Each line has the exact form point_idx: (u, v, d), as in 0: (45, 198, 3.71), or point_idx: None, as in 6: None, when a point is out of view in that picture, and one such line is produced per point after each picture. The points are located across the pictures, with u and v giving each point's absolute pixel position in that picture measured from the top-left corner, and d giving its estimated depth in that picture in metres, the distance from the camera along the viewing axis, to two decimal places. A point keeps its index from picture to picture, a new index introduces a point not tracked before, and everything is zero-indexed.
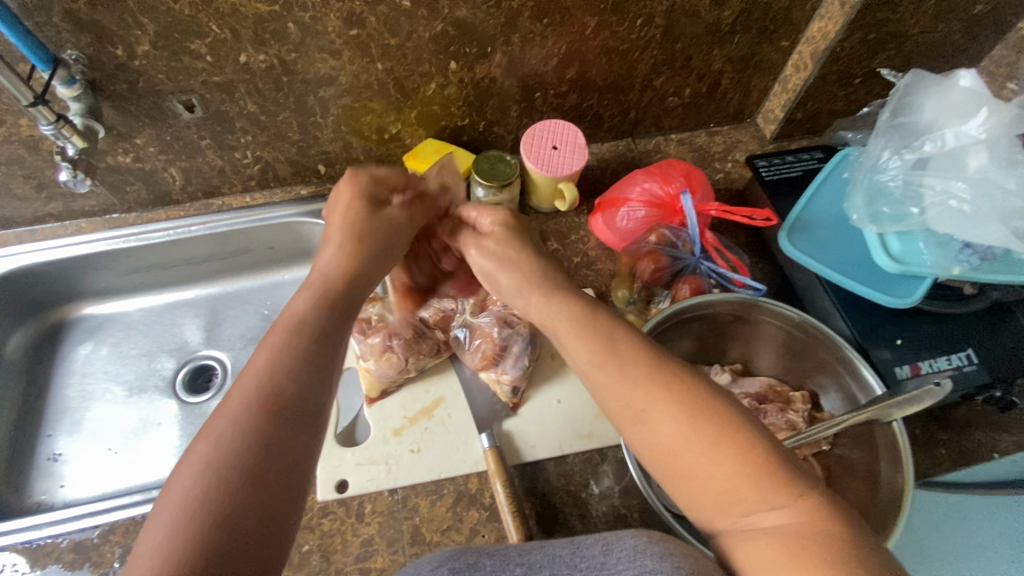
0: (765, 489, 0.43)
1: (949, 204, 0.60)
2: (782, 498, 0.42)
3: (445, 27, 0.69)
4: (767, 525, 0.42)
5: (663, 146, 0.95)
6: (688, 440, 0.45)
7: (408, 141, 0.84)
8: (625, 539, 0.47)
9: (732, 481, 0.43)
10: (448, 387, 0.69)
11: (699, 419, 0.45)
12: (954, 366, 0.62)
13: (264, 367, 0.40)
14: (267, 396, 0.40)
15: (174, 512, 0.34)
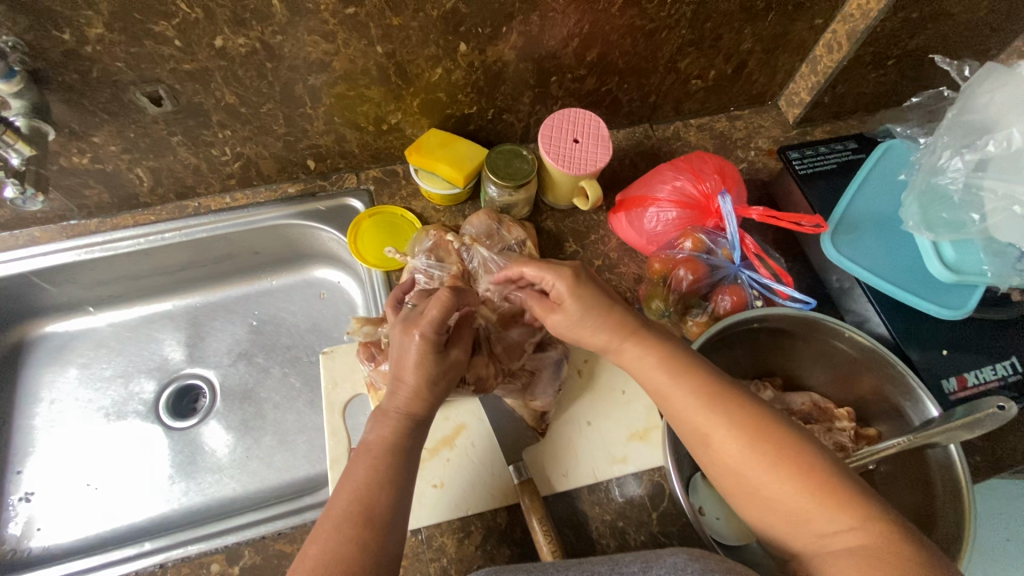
0: (833, 510, 0.42)
1: (1013, 211, 0.55)
2: (846, 516, 0.42)
3: (455, 4, 0.60)
4: (835, 547, 0.41)
5: (682, 133, 0.89)
6: (751, 462, 0.45)
7: (409, 131, 0.75)
8: (664, 556, 0.40)
9: (799, 504, 0.43)
10: (470, 413, 0.63)
11: (759, 441, 0.45)
12: (999, 375, 0.60)
13: (376, 458, 0.45)
14: (366, 511, 0.42)
15: (315, 557, 0.40)
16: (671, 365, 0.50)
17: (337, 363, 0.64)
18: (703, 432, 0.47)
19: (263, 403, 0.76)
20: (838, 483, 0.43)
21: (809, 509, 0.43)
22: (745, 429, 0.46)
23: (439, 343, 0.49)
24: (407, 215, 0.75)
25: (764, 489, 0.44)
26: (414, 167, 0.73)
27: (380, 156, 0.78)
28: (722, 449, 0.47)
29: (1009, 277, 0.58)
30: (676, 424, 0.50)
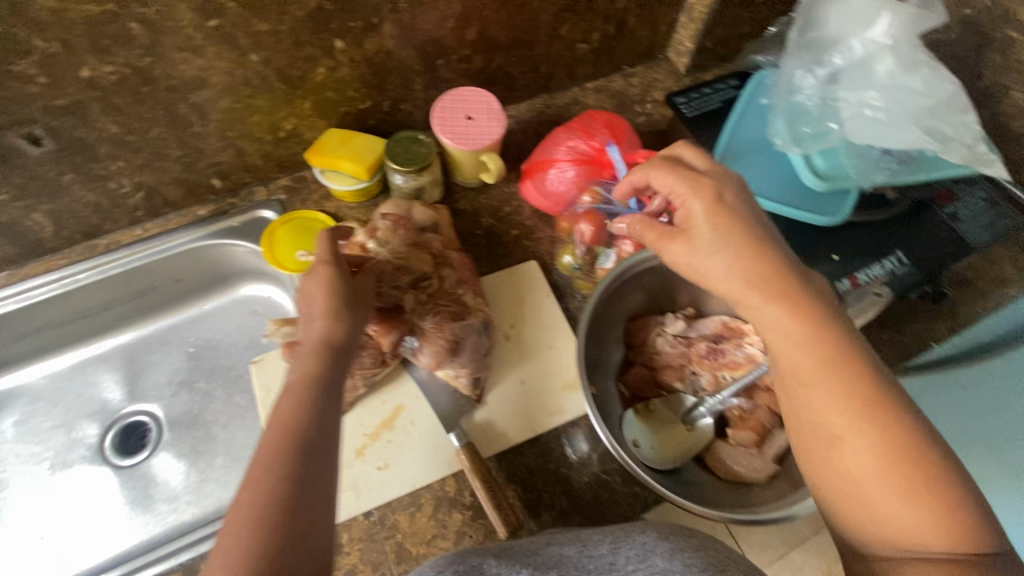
0: (925, 513, 0.38)
1: (864, 113, 0.61)
2: (934, 514, 0.38)
3: (319, 3, 0.61)
4: (901, 536, 0.38)
5: (581, 98, 0.92)
6: (838, 425, 0.41)
7: (309, 135, 0.76)
8: (634, 536, 0.42)
9: (884, 495, 0.39)
10: (406, 393, 0.64)
11: (857, 410, 0.41)
12: (888, 270, 0.64)
13: (299, 394, 0.47)
14: (294, 440, 0.43)
15: (247, 500, 0.40)
16: (771, 292, 0.45)
17: (268, 370, 0.65)
18: (832, 431, 0.42)
19: (210, 426, 0.77)
20: (946, 490, 0.39)
21: (903, 506, 0.39)
22: (856, 405, 0.41)
23: (338, 265, 0.55)
24: (319, 215, 0.76)
25: (852, 462, 0.40)
26: (317, 169, 0.74)
27: (285, 164, 0.78)
28: (845, 454, 0.41)
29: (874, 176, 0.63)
30: (802, 413, 0.43)
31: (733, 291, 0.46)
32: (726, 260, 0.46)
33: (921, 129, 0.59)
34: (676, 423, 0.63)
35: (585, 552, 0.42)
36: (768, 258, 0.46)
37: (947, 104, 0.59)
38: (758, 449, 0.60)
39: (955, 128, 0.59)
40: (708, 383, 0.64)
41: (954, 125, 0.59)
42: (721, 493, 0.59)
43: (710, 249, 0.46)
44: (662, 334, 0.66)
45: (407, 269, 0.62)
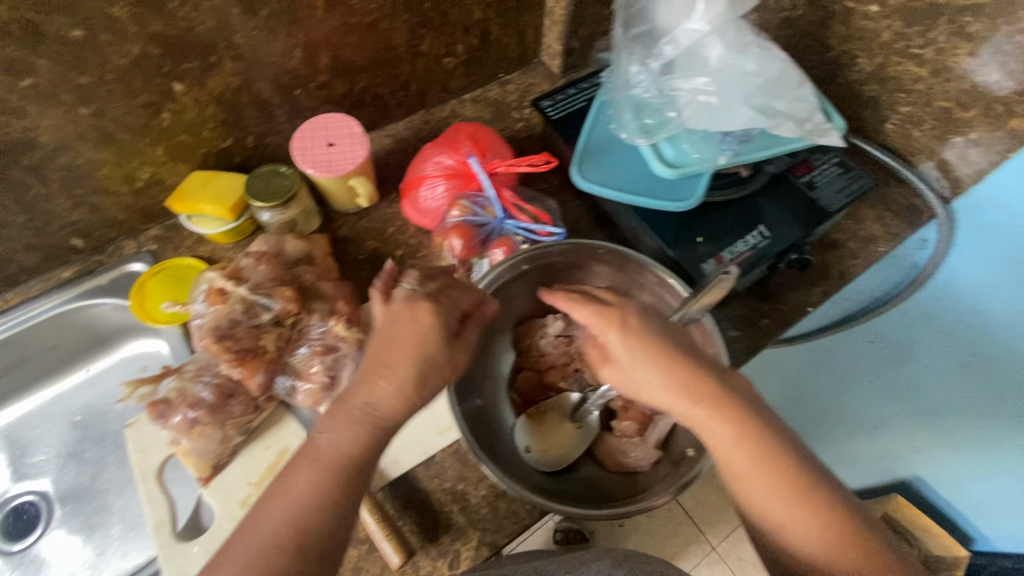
0: (822, 533, 0.47)
1: (699, 99, 0.65)
2: (825, 523, 0.48)
3: (144, 49, 0.59)
4: (802, 547, 0.48)
5: (458, 110, 0.92)
6: (753, 481, 0.49)
7: (171, 181, 0.74)
8: (588, 564, 0.50)
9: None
10: (291, 434, 0.62)
11: (761, 461, 0.49)
12: (751, 245, 0.68)
13: (270, 540, 0.46)
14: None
15: None
16: (683, 390, 0.51)
17: (143, 432, 0.62)
18: (783, 524, 0.48)
19: (104, 495, 0.73)
20: (835, 513, 0.48)
21: (793, 519, 0.48)
22: (790, 494, 0.48)
23: (437, 318, 0.52)
24: (191, 261, 0.74)
25: (764, 503, 0.49)
26: (182, 215, 0.72)
27: (152, 213, 0.76)
28: (803, 546, 0.48)
29: (715, 158, 0.65)
30: (758, 513, 0.50)
31: (654, 394, 0.51)
32: (656, 376, 0.51)
33: (751, 107, 0.64)
34: (565, 422, 0.64)
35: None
36: (670, 355, 0.51)
37: (779, 82, 0.65)
38: (641, 437, 0.61)
39: (788, 103, 0.65)
40: (592, 378, 0.66)
41: (787, 100, 0.65)
42: (610, 484, 0.60)
43: (635, 353, 0.52)
44: (545, 335, 0.66)
45: (268, 308, 0.60)
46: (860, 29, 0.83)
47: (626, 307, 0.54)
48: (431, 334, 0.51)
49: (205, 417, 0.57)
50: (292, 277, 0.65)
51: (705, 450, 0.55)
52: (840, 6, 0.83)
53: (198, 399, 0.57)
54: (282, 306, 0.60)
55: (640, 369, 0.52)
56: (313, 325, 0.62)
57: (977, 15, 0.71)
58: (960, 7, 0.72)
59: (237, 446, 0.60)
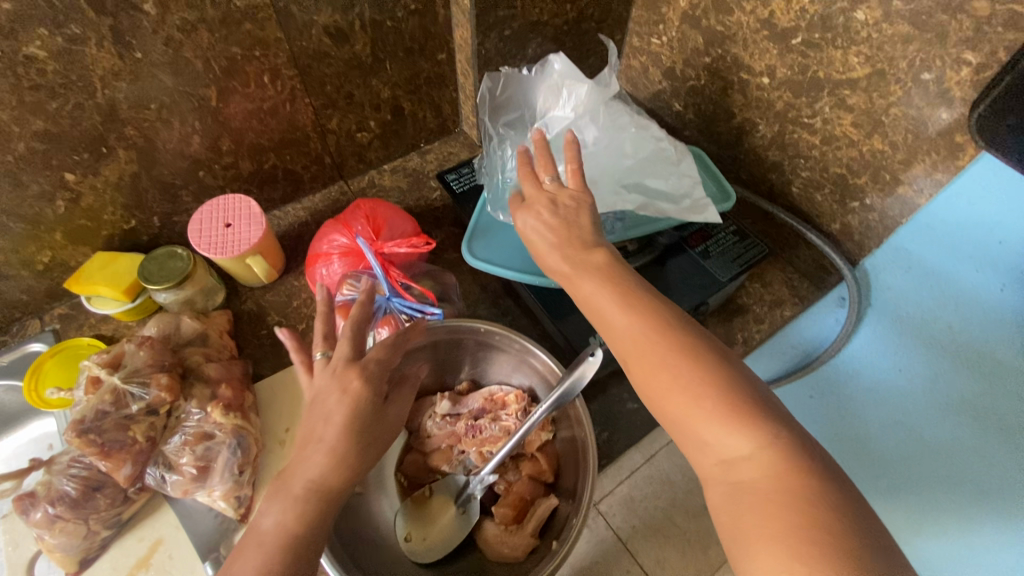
0: (757, 440, 0.40)
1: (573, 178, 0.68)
2: (780, 467, 0.39)
3: (29, 145, 0.61)
4: (742, 496, 0.39)
5: (377, 180, 0.94)
6: (700, 407, 0.42)
7: (74, 262, 0.75)
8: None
9: (715, 430, 0.41)
10: (165, 524, 0.61)
11: (700, 377, 0.43)
12: None
13: None
14: None
15: None
16: (624, 299, 0.48)
17: (16, 524, 0.61)
18: (675, 413, 0.43)
19: None
20: (772, 423, 0.41)
21: (698, 396, 0.42)
22: (698, 376, 0.43)
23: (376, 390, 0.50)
24: (91, 341, 0.74)
25: (695, 410, 0.42)
26: (82, 296, 0.73)
27: (56, 293, 0.77)
28: (691, 420, 0.43)
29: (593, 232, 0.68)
30: (655, 396, 0.45)
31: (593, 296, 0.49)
32: (611, 315, 0.48)
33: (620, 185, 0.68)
34: (449, 507, 0.62)
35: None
36: (628, 286, 0.49)
37: (656, 162, 0.69)
38: (518, 525, 0.59)
39: (665, 180, 0.68)
40: (477, 460, 0.64)
41: (663, 178, 0.68)
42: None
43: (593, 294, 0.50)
44: (432, 416, 0.66)
45: (140, 398, 0.60)
46: (757, 99, 0.86)
47: (578, 224, 0.54)
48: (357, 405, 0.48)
49: (68, 512, 0.56)
50: (177, 360, 0.65)
51: (571, 540, 0.54)
52: (738, 77, 0.87)
53: (61, 494, 0.56)
54: (156, 393, 0.60)
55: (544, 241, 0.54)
56: (189, 413, 0.62)
57: (854, 89, 0.73)
58: (839, 81, 0.74)
59: (106, 539, 0.59)
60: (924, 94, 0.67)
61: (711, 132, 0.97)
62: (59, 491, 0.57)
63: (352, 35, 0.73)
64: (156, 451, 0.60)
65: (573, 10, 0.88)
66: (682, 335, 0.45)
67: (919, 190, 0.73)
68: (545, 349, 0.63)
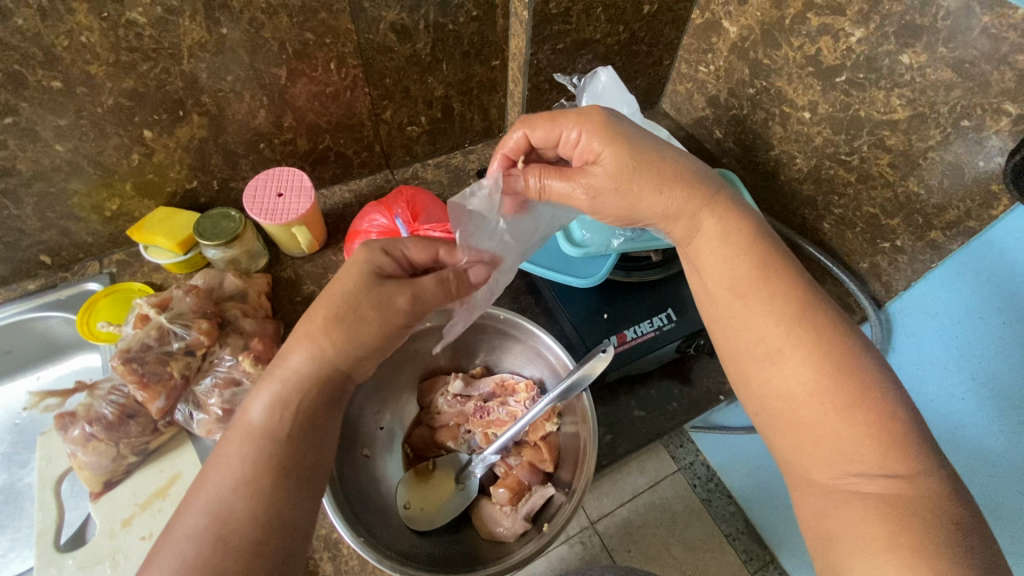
0: (880, 461, 0.41)
1: None
2: (902, 492, 0.40)
3: (117, 100, 0.68)
4: (851, 510, 0.41)
5: (420, 173, 0.99)
6: (816, 423, 0.44)
7: (137, 213, 0.81)
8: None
9: (837, 430, 0.43)
10: (185, 460, 0.65)
11: (827, 397, 0.44)
12: (656, 326, 0.71)
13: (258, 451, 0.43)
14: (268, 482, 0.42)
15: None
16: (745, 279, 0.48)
17: (53, 441, 0.66)
18: (792, 407, 0.45)
19: (21, 499, 0.77)
20: (899, 427, 0.42)
21: (823, 396, 0.44)
22: (830, 377, 0.44)
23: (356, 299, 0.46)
24: (142, 287, 0.80)
25: (812, 423, 0.44)
26: (141, 245, 0.79)
27: (118, 240, 0.83)
28: (808, 415, 0.44)
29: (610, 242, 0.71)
30: (770, 389, 0.46)
31: (724, 297, 0.49)
32: (742, 320, 0.48)
33: None
34: (449, 482, 0.66)
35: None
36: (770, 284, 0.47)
37: None
38: (512, 507, 0.61)
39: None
40: (481, 441, 0.67)
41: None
42: (474, 553, 0.59)
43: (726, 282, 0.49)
44: (444, 394, 0.69)
45: (182, 337, 0.65)
46: (796, 132, 0.88)
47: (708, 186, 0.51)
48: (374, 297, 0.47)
49: (103, 433, 0.61)
50: (217, 311, 0.70)
51: (561, 525, 0.56)
52: (779, 109, 0.89)
53: (99, 416, 0.61)
54: (196, 336, 0.65)
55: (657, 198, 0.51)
56: (222, 359, 0.67)
57: (893, 131, 0.74)
58: (879, 121, 0.76)
59: (131, 466, 0.64)
60: (964, 142, 0.67)
61: (749, 161, 0.99)
62: (97, 413, 0.62)
63: (416, 34, 0.79)
64: (188, 390, 0.65)
65: (626, 32, 0.92)
66: (818, 329, 0.45)
67: (952, 236, 0.73)
68: (558, 344, 0.65)
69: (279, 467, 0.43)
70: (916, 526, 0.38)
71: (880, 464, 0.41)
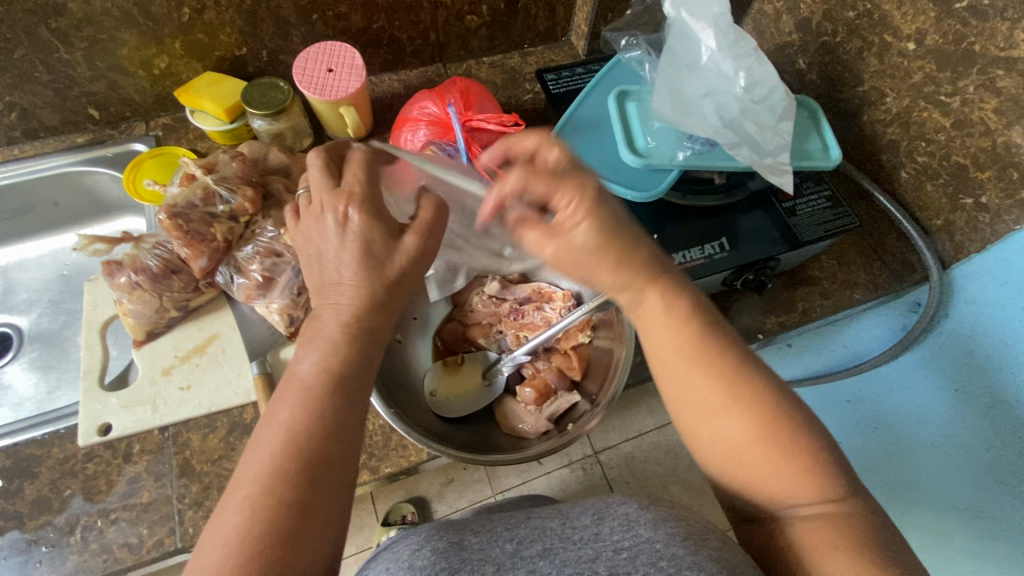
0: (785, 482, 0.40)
1: (673, 94, 0.63)
2: (748, 434, 0.41)
3: None
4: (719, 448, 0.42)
5: (474, 71, 0.93)
6: (692, 391, 0.43)
7: (186, 76, 0.79)
8: (615, 508, 0.48)
9: (693, 385, 0.43)
10: (223, 323, 0.67)
11: (774, 452, 0.40)
12: (706, 254, 0.69)
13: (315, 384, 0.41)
14: (318, 425, 0.39)
15: (223, 522, 0.36)
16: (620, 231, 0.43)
17: (100, 288, 0.68)
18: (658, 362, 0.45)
19: (68, 344, 0.81)
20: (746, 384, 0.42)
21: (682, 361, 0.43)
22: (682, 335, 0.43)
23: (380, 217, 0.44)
24: (186, 153, 0.79)
25: (768, 488, 0.41)
26: (187, 108, 0.77)
27: (165, 102, 0.82)
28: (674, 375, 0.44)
29: (675, 155, 0.64)
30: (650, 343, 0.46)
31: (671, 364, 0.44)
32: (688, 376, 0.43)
33: (719, 117, 0.62)
34: (476, 377, 0.66)
35: (569, 525, 0.48)
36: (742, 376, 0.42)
37: (762, 108, 0.63)
38: (536, 407, 0.62)
39: (758, 129, 0.62)
40: (512, 342, 0.67)
41: (758, 125, 0.62)
42: (493, 442, 0.62)
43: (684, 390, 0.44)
44: (480, 293, 0.67)
45: (227, 201, 0.64)
46: (894, 66, 0.79)
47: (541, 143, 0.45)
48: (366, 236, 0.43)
49: (147, 284, 0.62)
50: (262, 181, 0.69)
51: (582, 428, 0.57)
52: (879, 38, 0.80)
53: (144, 267, 0.62)
54: (241, 202, 0.64)
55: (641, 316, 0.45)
56: (265, 229, 0.66)
57: (1009, 71, 0.66)
58: (995, 59, 0.67)
59: (172, 320, 0.65)
60: None
61: (831, 96, 0.90)
62: (142, 263, 0.62)
63: None
64: (232, 254, 0.65)
65: None
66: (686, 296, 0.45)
67: None
68: None
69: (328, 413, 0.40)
70: (766, 457, 0.41)
71: (821, 498, 0.40)
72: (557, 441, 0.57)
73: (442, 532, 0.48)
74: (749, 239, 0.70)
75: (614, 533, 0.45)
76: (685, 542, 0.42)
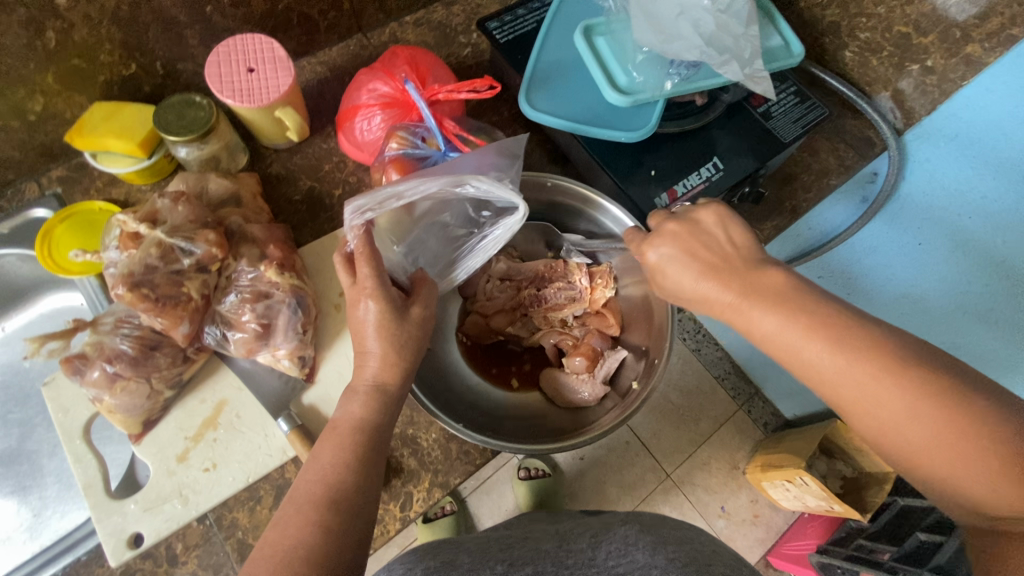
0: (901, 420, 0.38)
1: (647, 20, 0.60)
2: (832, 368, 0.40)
3: None
4: (827, 375, 0.40)
5: (399, 34, 0.81)
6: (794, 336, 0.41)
7: (70, 113, 0.65)
8: (614, 532, 0.49)
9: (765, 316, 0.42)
10: (227, 386, 0.59)
11: (881, 376, 0.38)
12: (704, 178, 0.68)
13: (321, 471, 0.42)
14: (328, 523, 0.39)
15: None
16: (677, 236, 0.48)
17: (63, 389, 0.58)
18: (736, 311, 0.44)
19: (35, 457, 0.70)
20: (832, 321, 0.41)
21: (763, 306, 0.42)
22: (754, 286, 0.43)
23: (397, 302, 0.48)
24: (104, 206, 0.67)
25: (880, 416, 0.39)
26: (87, 152, 0.64)
27: (53, 152, 0.67)
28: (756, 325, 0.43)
29: (663, 84, 0.62)
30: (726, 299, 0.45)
31: (737, 305, 0.44)
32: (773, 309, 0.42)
33: (699, 34, 0.59)
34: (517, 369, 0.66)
35: (563, 547, 0.48)
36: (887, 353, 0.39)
37: (734, 17, 0.60)
38: (590, 373, 0.62)
39: (734, 40, 0.60)
40: (539, 321, 0.67)
41: (733, 37, 0.60)
42: (562, 420, 0.61)
43: (820, 369, 0.41)
44: (489, 279, 0.66)
45: (189, 252, 0.55)
46: None
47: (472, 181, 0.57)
48: (385, 303, 0.47)
49: (128, 371, 0.53)
50: (217, 219, 0.59)
51: (650, 382, 0.55)
52: None
53: (118, 353, 0.53)
54: (205, 250, 0.55)
55: (768, 321, 0.42)
56: (242, 271, 0.58)
57: None
58: None
59: (167, 400, 0.57)
60: None
61: None
62: (114, 350, 0.53)
63: None
64: (214, 308, 0.57)
65: None
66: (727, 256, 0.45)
67: None
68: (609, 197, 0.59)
69: (330, 513, 0.39)
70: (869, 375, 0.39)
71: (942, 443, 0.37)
72: (628, 404, 0.55)
73: (433, 553, 0.46)
74: (740, 152, 0.70)
75: (608, 557, 0.45)
76: (685, 566, 0.41)
